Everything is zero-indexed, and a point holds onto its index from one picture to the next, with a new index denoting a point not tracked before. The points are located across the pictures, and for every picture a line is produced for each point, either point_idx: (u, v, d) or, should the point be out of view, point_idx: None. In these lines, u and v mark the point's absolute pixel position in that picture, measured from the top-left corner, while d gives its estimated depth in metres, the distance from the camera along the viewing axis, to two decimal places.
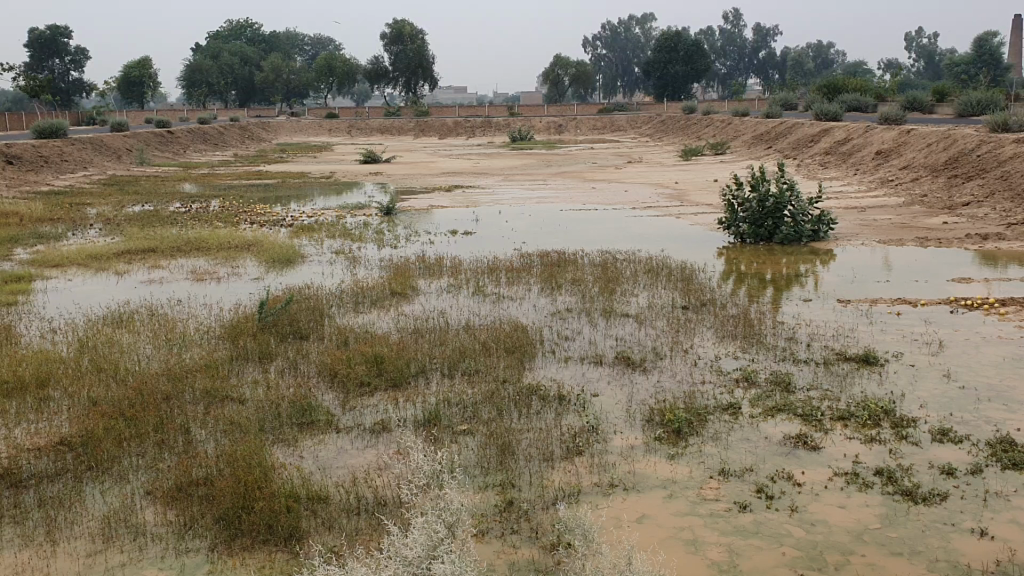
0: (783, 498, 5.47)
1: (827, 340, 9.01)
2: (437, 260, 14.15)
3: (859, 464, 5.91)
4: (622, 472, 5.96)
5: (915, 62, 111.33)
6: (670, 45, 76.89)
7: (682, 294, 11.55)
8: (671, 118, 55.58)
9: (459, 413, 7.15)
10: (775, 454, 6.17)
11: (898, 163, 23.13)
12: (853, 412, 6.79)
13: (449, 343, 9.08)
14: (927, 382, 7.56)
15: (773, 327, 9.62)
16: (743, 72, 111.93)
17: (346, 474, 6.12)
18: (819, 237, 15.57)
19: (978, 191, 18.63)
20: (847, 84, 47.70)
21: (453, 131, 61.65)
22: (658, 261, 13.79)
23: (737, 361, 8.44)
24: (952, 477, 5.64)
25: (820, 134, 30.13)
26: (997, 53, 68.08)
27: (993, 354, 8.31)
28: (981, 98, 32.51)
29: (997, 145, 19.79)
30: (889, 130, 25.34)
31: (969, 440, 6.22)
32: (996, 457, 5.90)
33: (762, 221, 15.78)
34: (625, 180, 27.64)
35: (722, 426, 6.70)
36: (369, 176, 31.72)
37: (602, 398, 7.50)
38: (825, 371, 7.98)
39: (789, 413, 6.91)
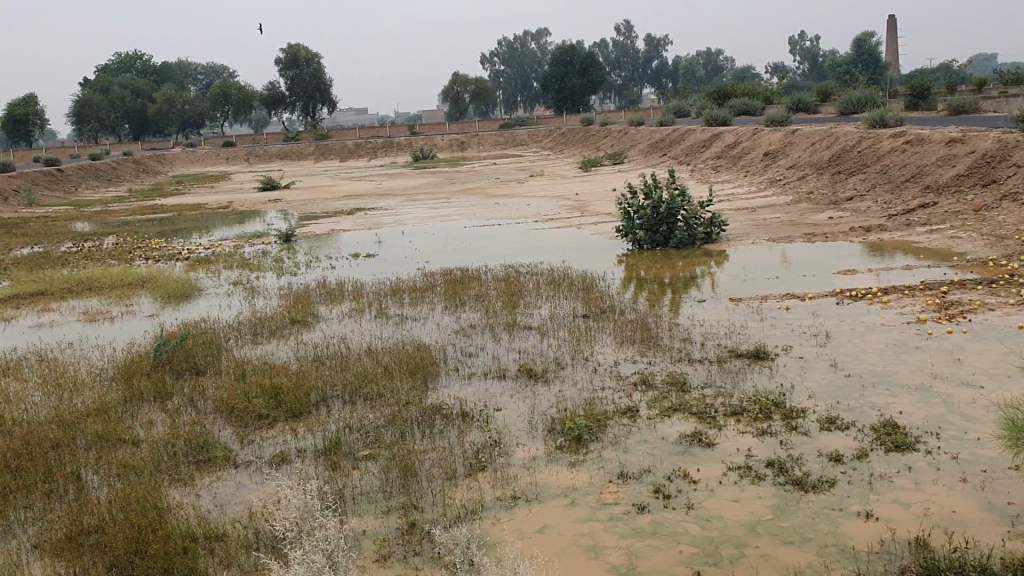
0: (679, 496, 5.58)
1: (719, 339, 9.25)
2: (337, 285, 14.00)
3: (751, 457, 6.08)
4: (523, 485, 5.98)
5: (800, 65, 115.14)
6: (566, 58, 77.97)
7: (582, 303, 11.71)
8: (571, 131, 56.34)
9: (361, 439, 7.09)
10: (672, 453, 6.30)
11: (785, 162, 23.89)
12: (745, 407, 6.99)
13: (350, 369, 9.00)
14: (815, 372, 7.82)
15: (669, 329, 9.84)
16: (637, 82, 114.01)
17: (243, 509, 6.01)
18: (712, 239, 15.97)
19: (860, 185, 19.38)
20: (735, 89, 49.14)
21: (354, 153, 61.23)
22: (559, 272, 13.93)
23: (636, 365, 8.60)
24: (839, 463, 5.84)
25: (712, 139, 30.91)
26: (874, 52, 70.85)
27: (876, 342, 8.64)
28: (861, 97, 33.92)
29: (875, 142, 20.66)
30: (776, 133, 26.18)
31: (854, 426, 6.46)
32: (880, 441, 6.13)
33: (657, 227, 16.10)
34: (527, 194, 27.82)
35: (621, 430, 6.80)
36: (269, 204, 31.22)
37: (505, 412, 7.53)
38: (719, 369, 8.17)
39: (686, 412, 7.06)
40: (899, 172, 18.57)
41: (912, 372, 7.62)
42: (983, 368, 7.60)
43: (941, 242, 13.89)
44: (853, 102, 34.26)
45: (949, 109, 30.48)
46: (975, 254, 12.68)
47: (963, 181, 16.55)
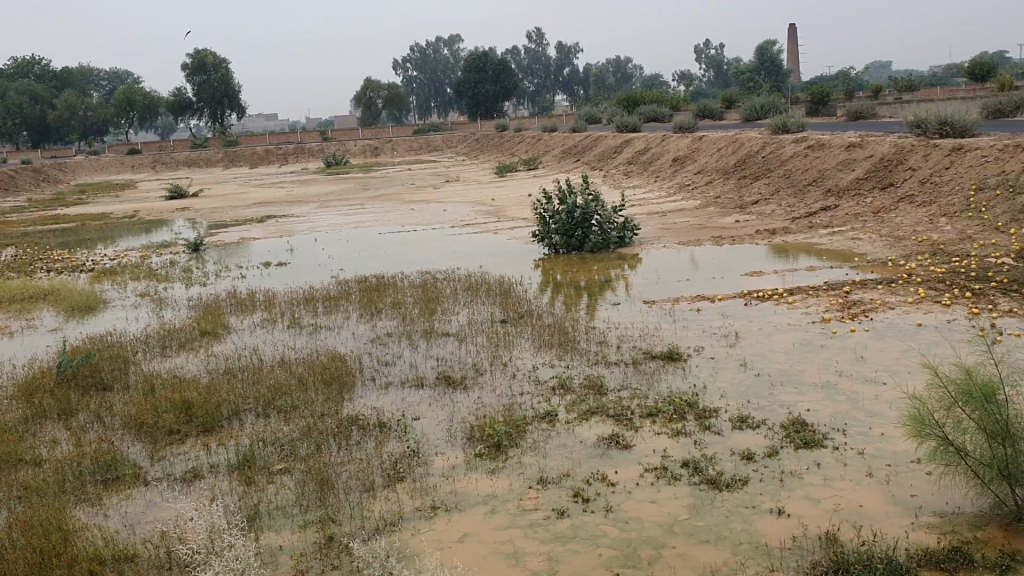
0: (598, 499, 5.63)
1: (634, 341, 9.38)
2: (249, 295, 13.73)
3: (667, 458, 6.17)
4: (443, 494, 5.95)
5: (706, 72, 117.69)
6: (478, 65, 78.15)
7: (499, 308, 11.73)
8: (484, 137, 56.50)
9: (276, 452, 6.95)
10: (590, 456, 6.35)
11: (694, 167, 24.38)
12: (660, 408, 7.10)
13: (264, 381, 8.83)
14: (727, 372, 7.99)
15: (586, 332, 9.94)
16: (550, 88, 114.99)
17: (153, 529, 5.83)
18: (625, 243, 16.19)
19: (766, 189, 19.89)
20: (644, 96, 49.99)
21: (264, 160, 60.24)
22: (475, 277, 13.93)
23: (553, 369, 8.64)
24: (752, 461, 5.98)
25: (624, 145, 31.36)
26: (776, 60, 72.90)
27: (783, 341, 8.88)
28: (764, 104, 34.89)
29: (779, 147, 21.28)
30: (685, 139, 26.71)
31: (765, 425, 6.62)
32: (790, 438, 6.30)
33: (572, 231, 16.23)
34: (442, 200, 27.77)
35: (540, 435, 6.83)
36: (176, 212, 30.46)
37: (423, 421, 7.48)
38: (635, 371, 8.28)
39: (603, 415, 7.13)
40: (803, 176, 19.15)
41: (818, 370, 7.85)
42: (885, 365, 7.88)
43: (844, 244, 14.36)
44: (757, 109, 35.20)
45: (848, 115, 31.60)
46: (875, 255, 13.15)
47: (863, 185, 17.17)
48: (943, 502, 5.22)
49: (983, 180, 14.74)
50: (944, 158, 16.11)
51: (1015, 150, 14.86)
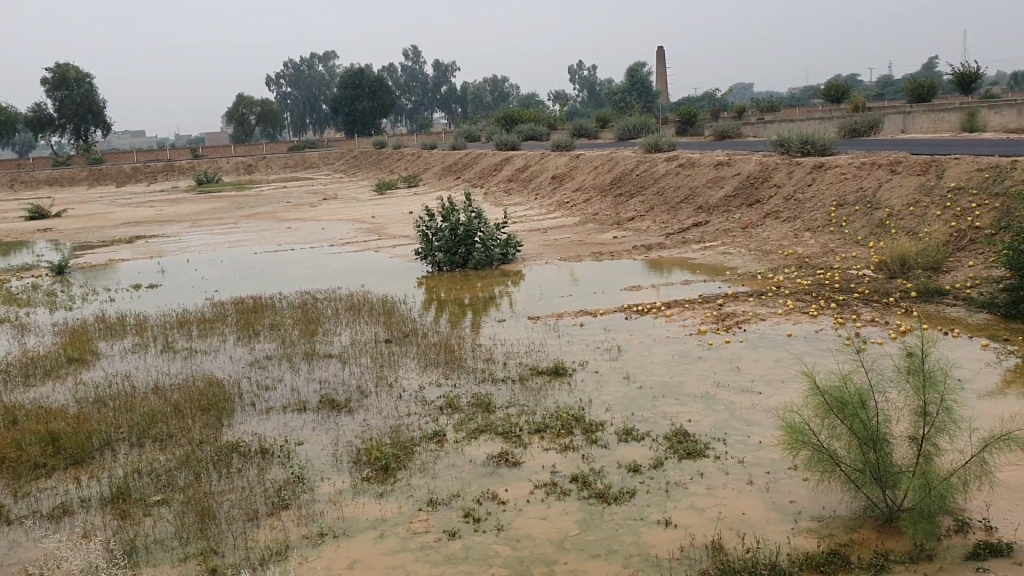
0: (489, 519, 5.61)
1: (520, 357, 9.43)
2: (119, 319, 13.15)
3: (556, 474, 6.21)
4: (330, 520, 5.82)
5: (580, 92, 120.01)
6: (355, 82, 77.23)
7: (383, 328, 11.59)
8: (362, 154, 56.02)
9: (152, 484, 6.65)
10: (479, 475, 6.33)
11: (571, 185, 24.79)
12: (547, 423, 7.15)
13: (137, 409, 8.45)
14: (611, 386, 8.12)
15: (472, 350, 9.93)
16: (427, 106, 115.00)
17: (19, 571, 5.48)
18: (508, 260, 16.29)
19: (642, 205, 20.39)
20: (522, 115, 50.55)
21: (131, 178, 58.02)
22: (357, 297, 13.74)
23: (440, 389, 8.58)
24: (638, 474, 6.08)
25: (503, 163, 31.63)
26: (646, 82, 74.96)
27: (663, 354, 9.10)
28: (637, 123, 35.84)
29: (653, 165, 21.88)
30: (563, 158, 27.15)
31: (649, 437, 6.75)
32: (673, 449, 6.44)
33: (455, 248, 16.23)
34: (320, 218, 27.33)
35: (428, 456, 6.77)
36: (37, 233, 28.95)
37: (307, 446, 7.30)
38: (521, 387, 8.31)
39: (491, 433, 7.13)
40: (676, 193, 19.73)
41: (697, 381, 8.07)
42: (759, 374, 8.16)
43: (717, 258, 14.84)
44: (630, 128, 36.11)
45: (715, 135, 32.76)
46: (746, 268, 13.65)
47: (733, 202, 17.83)
48: (820, 507, 5.42)
49: (843, 196, 15.51)
50: (807, 176, 16.90)
51: (871, 168, 15.71)
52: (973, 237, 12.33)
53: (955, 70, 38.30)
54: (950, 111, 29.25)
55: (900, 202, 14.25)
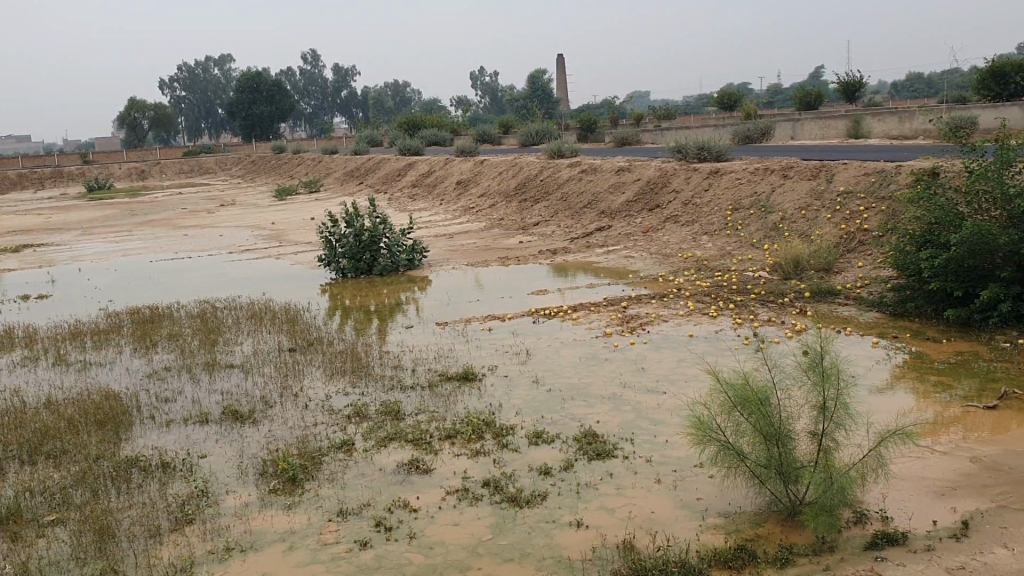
0: (401, 527, 5.56)
1: (428, 363, 9.38)
2: (6, 331, 12.56)
3: (467, 479, 6.19)
4: (236, 534, 5.67)
5: (482, 98, 120.32)
6: (252, 85, 75.66)
7: (287, 337, 11.38)
8: (262, 159, 54.99)
9: (46, 503, 6.37)
10: (389, 483, 6.27)
11: (476, 191, 24.84)
12: (458, 429, 7.13)
13: (27, 426, 8.07)
14: (520, 390, 8.15)
15: (379, 357, 9.83)
16: (327, 111, 113.59)
17: None
18: (413, 266, 16.21)
19: (546, 210, 20.56)
20: (425, 120, 50.41)
21: (16, 184, 55.59)
22: (260, 305, 13.46)
23: (347, 397, 8.46)
24: (549, 476, 6.12)
25: (407, 169, 31.49)
26: (547, 89, 75.64)
27: (571, 356, 9.20)
28: (539, 129, 36.17)
29: (556, 172, 22.12)
30: (467, 163, 27.19)
31: (559, 439, 6.80)
32: (583, 451, 6.50)
33: (360, 255, 16.06)
34: (219, 224, 26.68)
35: (337, 465, 6.67)
36: None
37: (211, 459, 7.11)
38: (430, 394, 8.26)
39: (401, 441, 7.07)
40: (580, 198, 19.98)
41: (604, 383, 8.17)
42: (664, 374, 8.32)
43: (620, 261, 15.08)
44: (532, 134, 36.41)
45: (616, 141, 33.31)
46: (648, 271, 13.91)
47: (634, 206, 18.15)
48: (726, 503, 5.55)
49: (739, 200, 15.96)
50: (704, 181, 17.33)
51: (765, 173, 16.23)
52: (861, 239, 12.85)
53: (840, 80, 39.85)
54: (837, 120, 30.46)
55: (792, 206, 14.75)
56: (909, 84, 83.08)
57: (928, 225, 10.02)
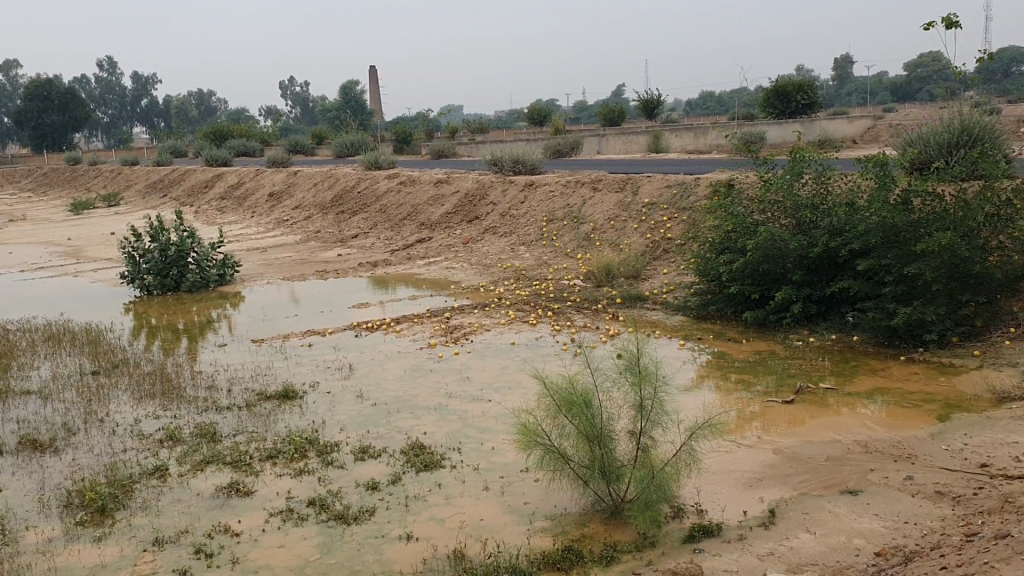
0: (222, 553, 5.34)
1: (245, 382, 9.06)
2: None
3: (292, 499, 6.03)
4: (39, 573, 5.26)
5: (293, 110, 117.69)
6: (42, 93, 70.37)
7: (88, 359, 10.69)
8: (54, 172, 51.48)
9: None
10: (208, 508, 6.01)
11: (289, 203, 24.28)
12: (279, 448, 6.94)
13: None
14: (343, 405, 8.01)
15: (192, 378, 9.41)
16: (126, 120, 107.75)
17: None
18: (225, 282, 15.62)
19: (363, 222, 20.38)
20: (233, 130, 48.74)
21: None
22: (56, 326, 12.58)
23: (158, 421, 8.03)
24: (376, 491, 6.05)
25: (215, 180, 30.35)
26: (360, 100, 74.97)
27: (394, 369, 9.14)
28: (353, 141, 35.87)
29: (373, 184, 21.99)
30: (279, 175, 26.55)
31: (385, 453, 6.74)
32: (410, 463, 6.47)
33: (167, 271, 15.33)
34: (7, 241, 24.74)
35: (151, 492, 6.33)
36: None
37: (6, 494, 6.56)
38: (249, 414, 7.99)
39: (219, 463, 6.79)
40: (398, 211, 19.95)
41: (429, 394, 8.17)
42: (487, 383, 8.41)
43: (439, 273, 15.13)
44: (347, 145, 36.02)
45: (431, 153, 33.47)
46: (468, 282, 14.03)
47: (452, 218, 18.31)
48: (552, 505, 5.68)
49: (553, 212, 16.39)
50: (520, 193, 17.70)
51: (577, 185, 16.76)
52: (666, 247, 13.49)
53: (641, 97, 41.80)
54: (639, 135, 31.95)
55: (603, 216, 15.29)
56: (703, 102, 88.17)
57: (728, 233, 10.64)
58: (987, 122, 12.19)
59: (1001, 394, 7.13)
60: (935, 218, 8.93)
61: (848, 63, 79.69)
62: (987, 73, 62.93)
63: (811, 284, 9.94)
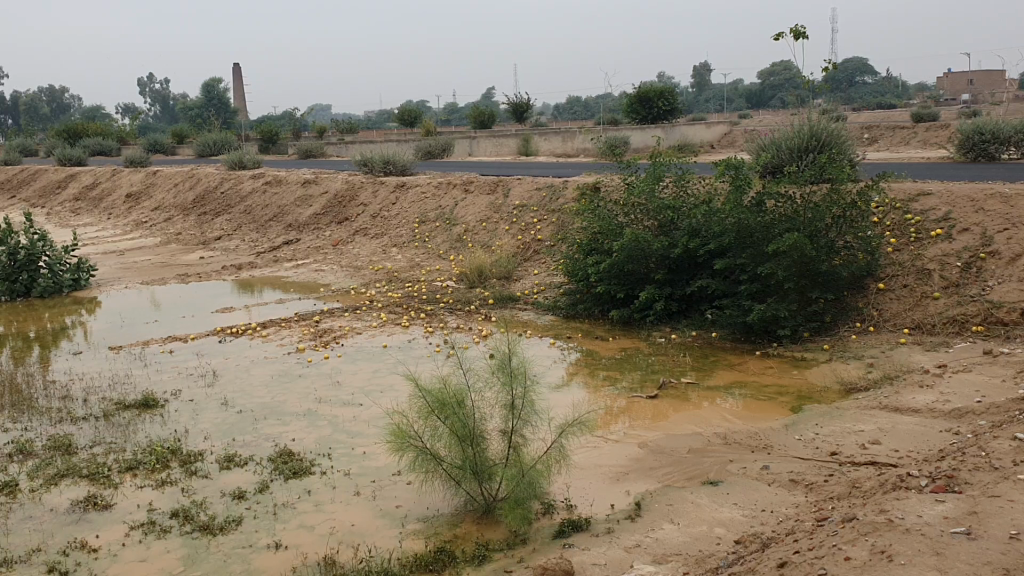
0: (78, 571, 5.09)
1: (103, 392, 8.66)
2: None
3: (154, 511, 5.81)
4: None
5: (152, 108, 113.22)
6: None
7: None
8: None
9: None
10: (63, 524, 5.72)
11: (149, 204, 23.38)
12: (140, 459, 6.68)
13: None
14: (207, 413, 7.77)
15: (43, 388, 8.93)
16: None
17: None
18: (80, 286, 14.87)
19: (227, 224, 19.82)
20: (87, 129, 46.49)
21: None
22: None
23: (6, 434, 7.59)
24: (243, 500, 5.90)
25: (68, 180, 28.90)
26: (224, 98, 72.82)
27: (261, 374, 8.93)
28: (217, 139, 34.84)
29: (238, 184, 21.42)
30: (139, 175, 25.51)
31: (253, 460, 6.59)
32: (279, 470, 6.34)
33: (15, 276, 14.49)
34: None
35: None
36: None
37: None
38: (106, 424, 7.64)
39: (75, 477, 6.48)
40: (264, 212, 19.51)
41: (298, 399, 8.02)
42: (358, 387, 8.32)
43: (308, 275, 14.86)
44: (210, 145, 34.95)
45: (298, 153, 32.86)
46: (338, 284, 13.84)
47: (321, 220, 18.03)
48: (424, 507, 5.68)
49: (424, 213, 16.36)
50: (389, 195, 17.60)
51: (448, 187, 16.79)
52: (536, 248, 13.68)
53: (511, 101, 42.20)
54: (510, 138, 32.26)
55: (474, 218, 15.36)
56: (570, 106, 89.70)
57: (594, 234, 10.87)
58: (834, 128, 12.87)
59: (848, 385, 7.56)
60: (786, 218, 9.38)
61: (707, 71, 82.58)
62: (834, 83, 66.46)
63: (672, 284, 10.26)
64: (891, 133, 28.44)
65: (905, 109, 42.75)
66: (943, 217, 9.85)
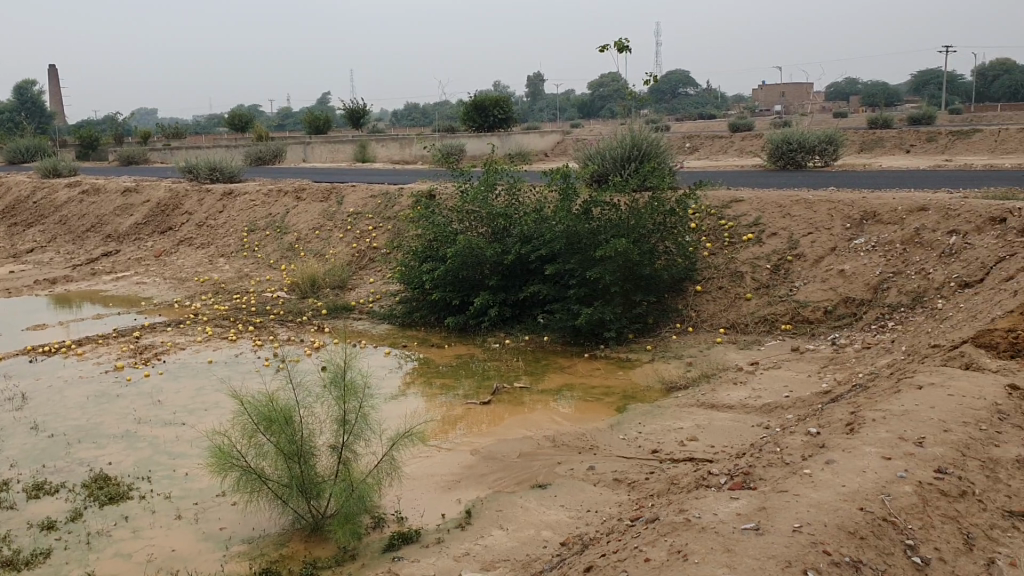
0: None
1: None
2: None
3: None
4: None
5: None
6: None
7: None
8: None
9: None
10: None
11: None
12: None
13: None
14: (14, 440, 7.24)
15: None
16: None
17: None
18: None
19: (40, 235, 18.62)
20: None
21: None
22: None
23: None
24: (53, 530, 5.53)
25: None
26: (38, 101, 68.45)
27: (76, 395, 8.41)
28: (29, 145, 32.69)
29: (52, 193, 20.14)
30: None
31: (64, 488, 6.18)
32: (94, 496, 5.98)
33: None
34: None
35: None
36: None
37: None
38: None
39: None
40: (81, 222, 18.43)
41: (116, 421, 7.60)
42: (181, 405, 7.97)
43: (129, 288, 14.14)
44: (21, 151, 32.74)
45: (119, 159, 31.27)
46: (161, 297, 13.23)
47: (142, 230, 17.21)
48: (249, 528, 5.49)
49: (253, 222, 15.89)
50: (216, 203, 16.99)
51: (278, 195, 16.37)
52: (371, 256, 13.53)
53: (346, 106, 41.67)
54: (344, 144, 31.80)
55: (306, 226, 15.04)
56: (407, 113, 89.42)
57: (428, 242, 10.84)
58: (654, 138, 13.37)
59: (669, 384, 7.86)
60: (612, 224, 9.65)
61: (541, 81, 84.24)
62: (659, 94, 69.21)
63: (505, 289, 10.38)
64: (710, 143, 29.84)
65: (725, 119, 45.01)
66: (754, 223, 10.41)
